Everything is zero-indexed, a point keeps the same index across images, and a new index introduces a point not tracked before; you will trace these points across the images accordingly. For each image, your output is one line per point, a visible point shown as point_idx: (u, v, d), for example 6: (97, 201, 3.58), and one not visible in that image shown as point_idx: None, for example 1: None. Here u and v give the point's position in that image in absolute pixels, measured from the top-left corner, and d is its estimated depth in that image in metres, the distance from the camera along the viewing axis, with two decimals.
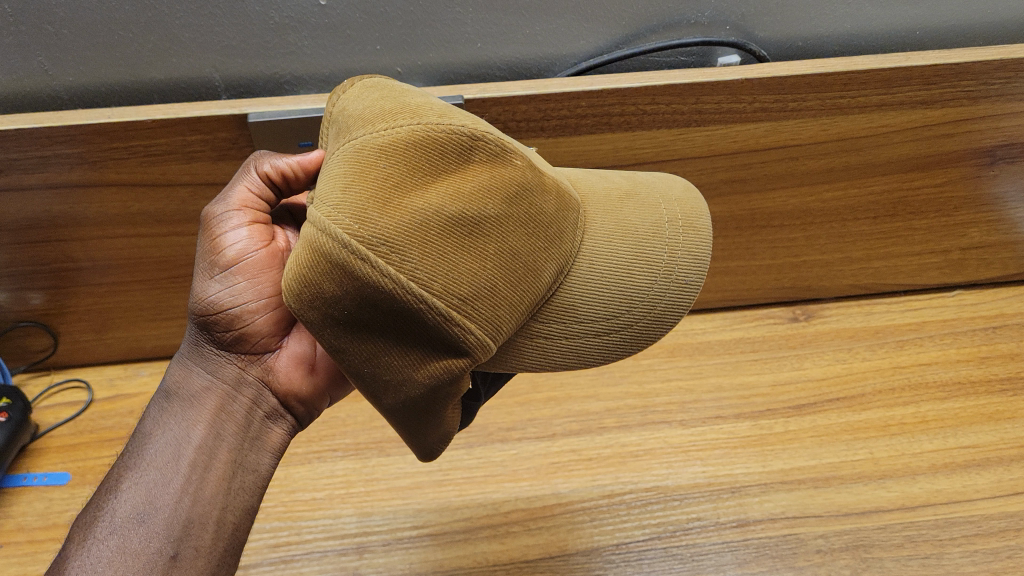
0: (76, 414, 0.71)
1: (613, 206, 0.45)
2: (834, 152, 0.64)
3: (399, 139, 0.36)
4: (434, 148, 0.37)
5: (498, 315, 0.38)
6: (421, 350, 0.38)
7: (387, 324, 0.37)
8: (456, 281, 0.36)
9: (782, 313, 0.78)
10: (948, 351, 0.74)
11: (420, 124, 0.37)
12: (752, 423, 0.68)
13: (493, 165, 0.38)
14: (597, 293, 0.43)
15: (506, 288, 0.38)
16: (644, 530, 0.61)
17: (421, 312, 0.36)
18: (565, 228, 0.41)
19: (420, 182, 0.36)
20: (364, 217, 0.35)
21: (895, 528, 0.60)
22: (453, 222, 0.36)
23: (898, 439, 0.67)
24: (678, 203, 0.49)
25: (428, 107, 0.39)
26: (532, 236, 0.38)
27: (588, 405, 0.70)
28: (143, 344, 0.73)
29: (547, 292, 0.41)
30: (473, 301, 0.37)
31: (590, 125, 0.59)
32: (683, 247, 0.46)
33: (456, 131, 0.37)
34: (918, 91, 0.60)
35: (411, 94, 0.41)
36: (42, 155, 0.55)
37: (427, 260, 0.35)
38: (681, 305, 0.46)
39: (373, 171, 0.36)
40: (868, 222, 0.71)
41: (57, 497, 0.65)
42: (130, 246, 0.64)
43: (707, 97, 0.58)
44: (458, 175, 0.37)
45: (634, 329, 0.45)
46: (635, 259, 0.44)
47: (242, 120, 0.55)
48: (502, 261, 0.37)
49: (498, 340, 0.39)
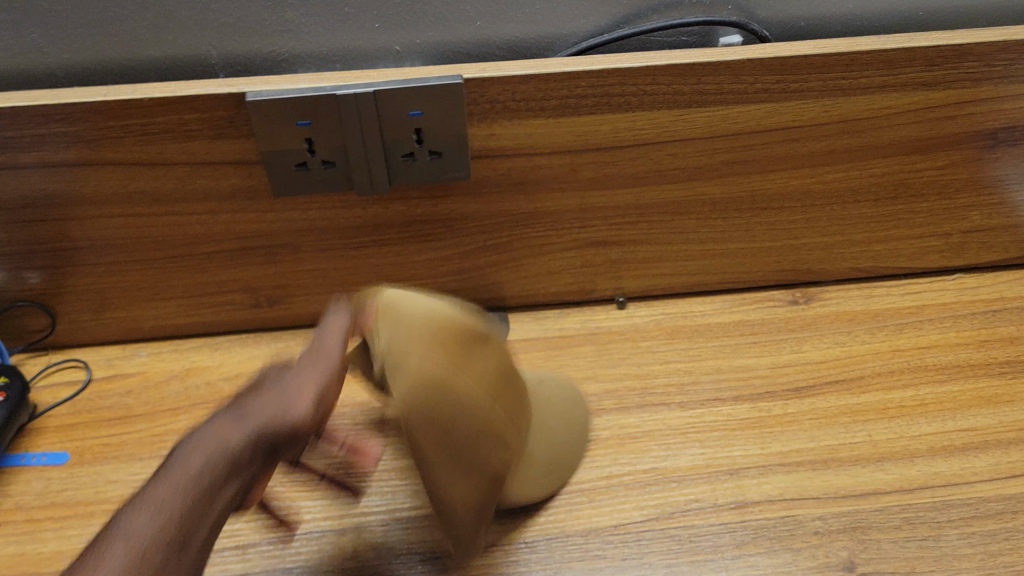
0: (76, 394, 0.70)
1: (540, 401, 0.64)
2: (835, 133, 0.64)
3: (449, 329, 0.53)
4: (465, 340, 0.54)
5: (509, 444, 0.57)
6: (467, 480, 0.54)
7: (447, 473, 0.52)
8: (490, 422, 0.55)
9: (782, 295, 0.78)
10: (948, 334, 0.74)
11: (461, 322, 0.55)
12: (751, 405, 0.68)
13: (472, 331, 0.55)
14: (538, 455, 0.61)
15: (495, 411, 0.55)
16: (642, 511, 0.60)
17: (471, 451, 0.53)
18: (509, 357, 0.60)
19: (463, 361, 0.54)
20: (401, 383, 0.51)
21: (893, 510, 0.60)
22: (457, 374, 0.53)
23: (897, 422, 0.66)
24: (577, 404, 0.67)
25: (427, 300, 0.55)
26: (518, 399, 0.59)
27: (587, 386, 0.69)
28: (142, 324, 0.73)
29: (519, 444, 0.59)
30: (497, 431, 0.56)
31: (590, 105, 0.59)
32: (578, 416, 0.66)
33: (472, 329, 0.55)
34: (921, 73, 0.61)
35: (424, 294, 0.58)
36: (39, 133, 0.55)
37: (474, 402, 0.53)
38: (586, 417, 0.66)
39: (414, 338, 0.52)
40: (868, 205, 0.71)
41: (56, 477, 0.64)
42: (126, 223, 0.63)
43: (709, 77, 0.59)
44: (483, 355, 0.56)
45: (564, 480, 0.62)
46: (560, 431, 0.64)
47: (240, 99, 0.55)
48: (507, 407, 0.57)
49: (506, 466, 0.57)
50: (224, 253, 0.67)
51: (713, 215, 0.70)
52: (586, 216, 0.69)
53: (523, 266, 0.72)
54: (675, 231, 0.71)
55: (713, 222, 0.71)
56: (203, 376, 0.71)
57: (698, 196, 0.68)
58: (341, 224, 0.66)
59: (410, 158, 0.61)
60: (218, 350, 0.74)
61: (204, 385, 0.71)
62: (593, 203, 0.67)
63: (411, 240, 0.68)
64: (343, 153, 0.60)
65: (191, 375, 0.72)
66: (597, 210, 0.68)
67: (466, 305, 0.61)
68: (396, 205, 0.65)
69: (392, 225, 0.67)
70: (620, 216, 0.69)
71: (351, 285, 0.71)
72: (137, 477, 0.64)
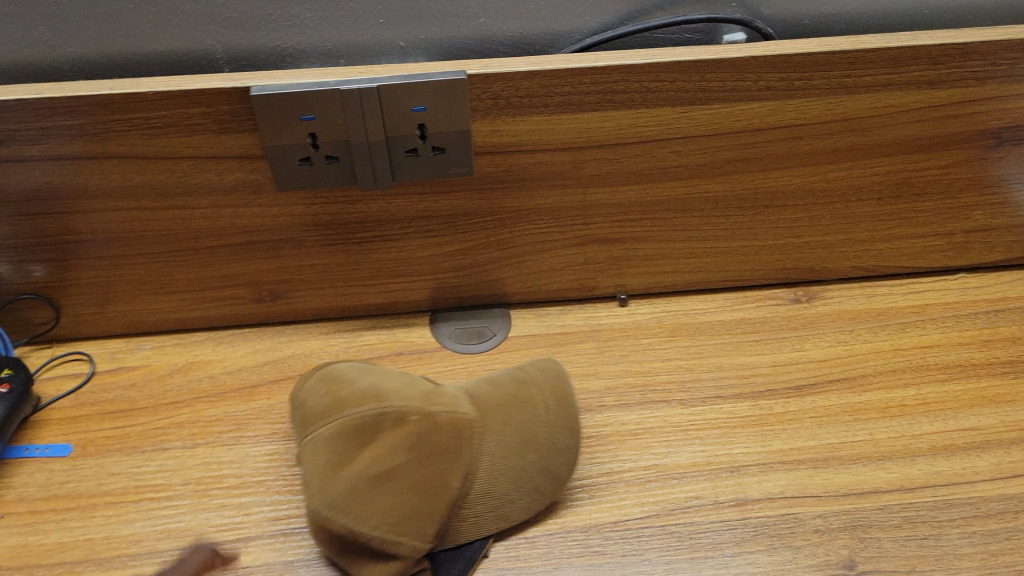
0: (79, 386, 0.70)
1: (508, 413, 0.59)
2: (839, 132, 0.65)
3: (327, 413, 0.58)
4: (345, 402, 0.57)
5: (454, 469, 0.55)
6: (402, 519, 0.52)
7: (386, 513, 0.52)
8: (394, 459, 0.53)
9: (784, 294, 0.78)
10: (950, 334, 0.73)
11: (334, 400, 0.58)
12: (752, 403, 0.68)
13: (398, 427, 0.55)
14: (502, 475, 0.56)
15: (423, 503, 0.53)
16: (642, 508, 0.60)
17: (367, 489, 0.52)
18: (462, 443, 0.56)
19: (340, 414, 0.57)
20: (319, 484, 0.53)
21: (894, 509, 0.60)
22: (370, 476, 0.53)
23: (898, 420, 0.66)
24: (551, 388, 0.63)
25: (365, 396, 0.57)
26: (459, 426, 0.56)
27: (588, 383, 0.70)
28: (145, 318, 0.73)
29: (471, 465, 0.55)
30: (418, 460, 0.54)
31: (594, 102, 0.59)
32: (556, 416, 0.61)
33: (357, 392, 0.58)
34: (925, 71, 0.61)
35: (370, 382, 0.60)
36: (44, 127, 0.56)
37: (350, 452, 0.54)
38: (573, 416, 0.62)
39: (320, 453, 0.55)
40: (872, 203, 0.71)
41: (58, 469, 0.64)
42: (130, 217, 0.63)
43: (712, 74, 0.59)
44: (358, 404, 0.57)
45: (542, 491, 0.58)
46: (530, 442, 0.58)
47: (244, 93, 0.55)
48: (423, 436, 0.55)
49: (455, 490, 0.54)
50: (226, 247, 0.67)
51: (716, 213, 0.70)
52: (588, 213, 0.69)
53: (525, 262, 0.72)
54: (677, 229, 0.71)
55: (716, 220, 0.71)
56: (206, 370, 0.71)
57: (700, 194, 0.68)
58: (344, 219, 0.66)
59: (413, 154, 0.61)
60: (221, 345, 0.74)
61: (207, 378, 0.71)
62: (596, 200, 0.67)
63: (413, 236, 0.68)
64: (347, 148, 0.60)
65: (193, 369, 0.72)
66: (600, 207, 0.68)
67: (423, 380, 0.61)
68: (399, 200, 0.65)
69: (395, 220, 0.67)
70: (623, 213, 0.69)
71: (353, 280, 0.72)
72: (139, 470, 0.64)
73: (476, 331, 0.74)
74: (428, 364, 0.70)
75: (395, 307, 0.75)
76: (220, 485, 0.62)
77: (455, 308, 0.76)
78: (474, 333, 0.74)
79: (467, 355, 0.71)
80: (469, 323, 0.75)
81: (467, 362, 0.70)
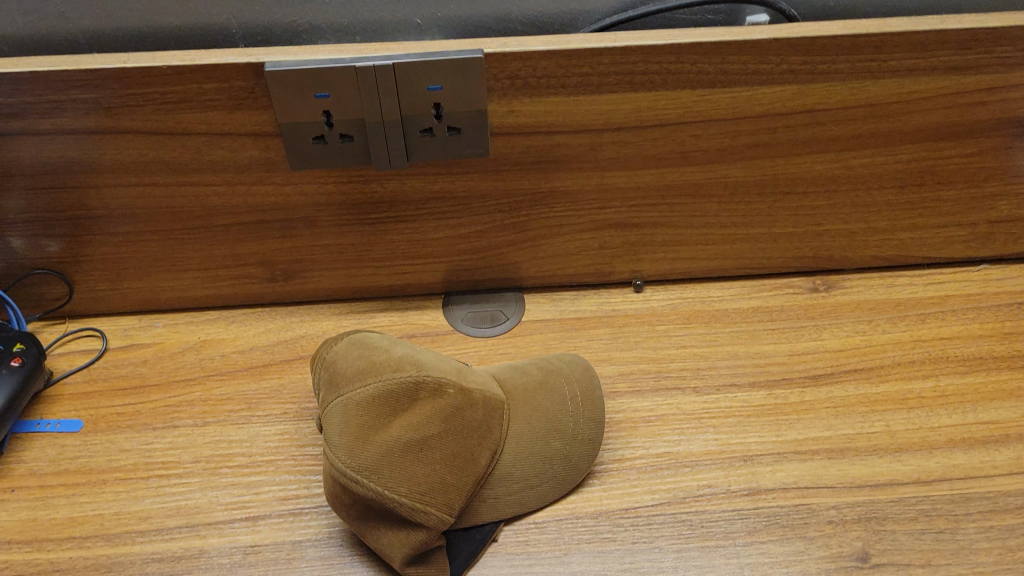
0: (91, 362, 0.70)
1: (532, 398, 0.60)
2: (862, 117, 0.63)
3: (357, 375, 0.54)
4: (377, 365, 0.54)
5: (482, 448, 0.54)
6: (432, 488, 0.51)
7: (415, 480, 0.51)
8: (432, 429, 0.52)
9: (801, 283, 0.77)
10: (971, 326, 0.72)
11: (365, 362, 0.55)
12: (767, 392, 0.67)
13: (434, 396, 0.53)
14: (524, 460, 0.57)
15: (452, 476, 0.52)
16: (653, 495, 0.60)
17: (402, 456, 0.51)
18: (492, 424, 0.55)
19: (376, 375, 0.53)
20: (347, 448, 0.51)
21: (910, 502, 0.59)
22: (406, 443, 0.51)
23: (916, 412, 0.65)
24: (578, 382, 0.62)
25: (403, 361, 0.55)
26: (489, 406, 0.56)
27: (601, 368, 0.69)
28: (158, 295, 0.73)
29: (498, 448, 0.56)
30: (452, 434, 0.53)
31: (613, 83, 0.58)
32: (584, 411, 0.61)
33: (391, 358, 0.55)
34: (952, 56, 0.60)
35: (398, 349, 0.57)
36: (58, 100, 0.55)
37: (388, 417, 0.52)
38: (599, 412, 0.61)
39: (353, 414, 0.52)
40: (894, 191, 0.70)
41: (69, 444, 0.64)
42: (144, 194, 0.63)
43: (734, 56, 0.57)
44: (396, 368, 0.54)
45: (558, 477, 0.58)
46: (553, 430, 0.59)
47: (259, 69, 0.55)
48: (459, 409, 0.54)
49: (481, 469, 0.54)
50: (239, 225, 0.66)
51: (735, 199, 0.69)
52: (605, 197, 0.68)
53: (539, 246, 0.72)
54: (695, 214, 0.70)
55: (735, 206, 0.70)
56: (217, 348, 0.71)
57: (719, 179, 0.67)
58: (357, 199, 0.65)
59: (428, 134, 0.60)
60: (233, 323, 0.73)
61: (219, 357, 0.71)
62: (612, 183, 0.66)
63: (427, 217, 0.68)
64: (361, 127, 0.59)
65: (205, 347, 0.71)
66: (616, 191, 0.67)
67: (451, 358, 0.59)
68: (413, 180, 0.64)
69: (409, 201, 0.66)
70: (640, 197, 0.68)
71: (366, 261, 0.71)
72: (149, 447, 0.64)
73: (489, 315, 0.73)
74: (441, 346, 0.70)
75: (408, 289, 0.75)
76: (230, 463, 0.62)
77: (468, 292, 0.76)
78: (487, 317, 0.73)
79: (479, 339, 0.71)
80: (482, 306, 0.74)
81: (479, 346, 0.70)
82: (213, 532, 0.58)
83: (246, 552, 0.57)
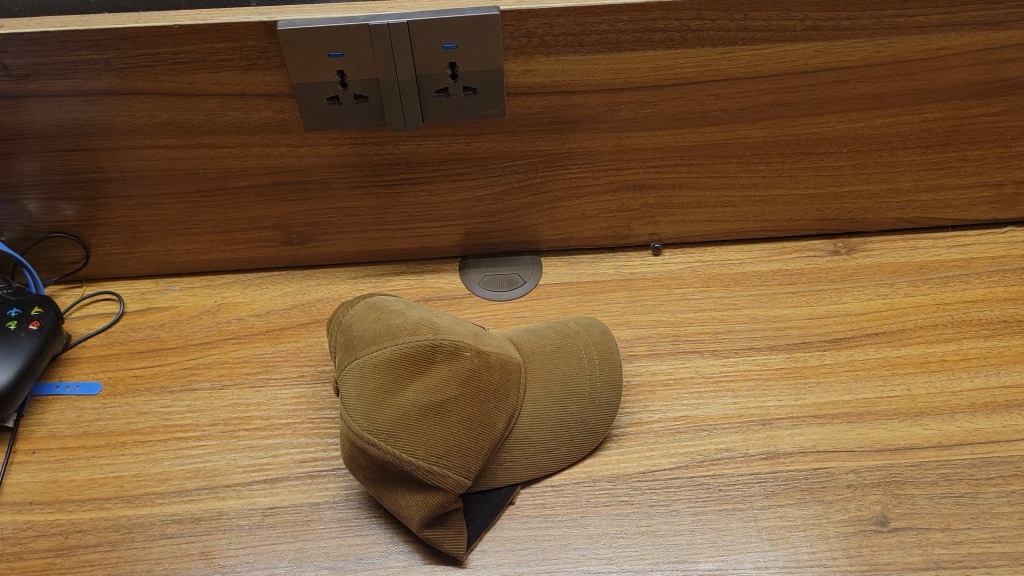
0: (109, 325, 0.70)
1: (548, 361, 0.59)
2: (887, 75, 0.62)
3: (373, 339, 0.54)
4: (392, 329, 0.54)
5: (498, 411, 0.54)
6: (448, 452, 0.51)
7: (432, 443, 0.51)
8: (448, 392, 0.52)
9: (822, 245, 0.76)
10: (995, 289, 0.71)
11: (381, 325, 0.55)
12: (786, 355, 0.67)
13: (450, 358, 0.53)
14: (541, 423, 0.57)
15: (468, 439, 0.52)
16: (671, 459, 0.60)
17: (418, 420, 0.51)
18: (509, 388, 0.55)
19: (390, 339, 0.53)
20: (364, 411, 0.51)
21: (930, 466, 0.59)
22: (422, 406, 0.51)
23: (937, 376, 0.65)
24: (596, 344, 0.62)
25: (419, 324, 0.54)
26: (505, 369, 0.55)
27: (619, 332, 0.69)
28: (174, 259, 0.73)
29: (514, 411, 0.55)
30: (468, 397, 0.52)
31: (631, 41, 0.57)
32: (601, 373, 0.60)
33: (407, 321, 0.55)
34: (981, 10, 0.58)
35: (414, 312, 0.57)
36: (70, 60, 0.54)
37: (403, 380, 0.52)
38: (615, 374, 0.61)
39: (369, 377, 0.52)
40: (918, 151, 0.69)
41: (88, 407, 0.64)
42: (157, 156, 0.62)
43: (756, 12, 0.56)
44: (410, 331, 0.54)
45: (575, 441, 0.59)
46: (570, 393, 0.58)
47: (271, 28, 0.53)
48: (475, 373, 0.53)
49: (498, 433, 0.54)
50: (254, 187, 0.66)
51: (756, 159, 0.68)
52: (623, 158, 0.66)
53: (557, 208, 0.71)
54: (714, 175, 0.69)
55: (755, 167, 0.68)
56: (234, 312, 0.71)
57: (738, 140, 0.66)
58: (372, 161, 0.64)
59: (444, 95, 0.59)
60: (249, 287, 0.73)
61: (235, 320, 0.71)
62: (631, 144, 0.65)
63: (443, 179, 0.67)
64: (376, 87, 0.58)
65: (222, 311, 0.71)
66: (635, 152, 0.66)
67: (467, 322, 0.59)
68: (429, 142, 0.63)
69: (424, 162, 0.65)
70: (659, 158, 0.67)
71: (382, 224, 0.70)
72: (167, 409, 0.64)
73: (506, 278, 0.73)
74: (458, 309, 0.70)
75: (425, 252, 0.74)
76: (248, 426, 0.62)
77: (485, 255, 0.75)
78: (504, 280, 0.73)
79: (497, 302, 0.70)
80: (499, 270, 0.74)
81: (496, 309, 0.69)
82: (231, 494, 0.58)
83: (264, 513, 0.57)
